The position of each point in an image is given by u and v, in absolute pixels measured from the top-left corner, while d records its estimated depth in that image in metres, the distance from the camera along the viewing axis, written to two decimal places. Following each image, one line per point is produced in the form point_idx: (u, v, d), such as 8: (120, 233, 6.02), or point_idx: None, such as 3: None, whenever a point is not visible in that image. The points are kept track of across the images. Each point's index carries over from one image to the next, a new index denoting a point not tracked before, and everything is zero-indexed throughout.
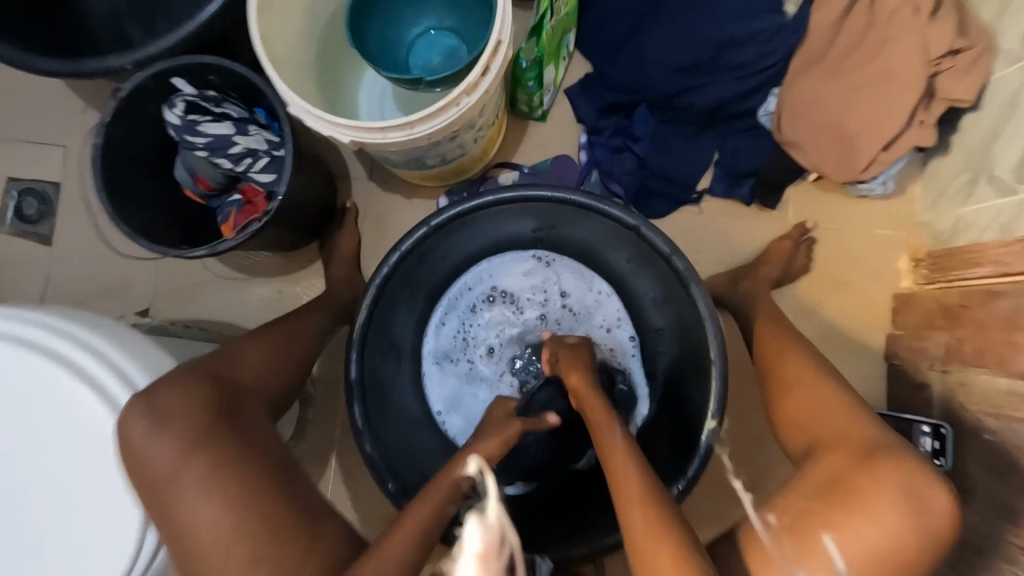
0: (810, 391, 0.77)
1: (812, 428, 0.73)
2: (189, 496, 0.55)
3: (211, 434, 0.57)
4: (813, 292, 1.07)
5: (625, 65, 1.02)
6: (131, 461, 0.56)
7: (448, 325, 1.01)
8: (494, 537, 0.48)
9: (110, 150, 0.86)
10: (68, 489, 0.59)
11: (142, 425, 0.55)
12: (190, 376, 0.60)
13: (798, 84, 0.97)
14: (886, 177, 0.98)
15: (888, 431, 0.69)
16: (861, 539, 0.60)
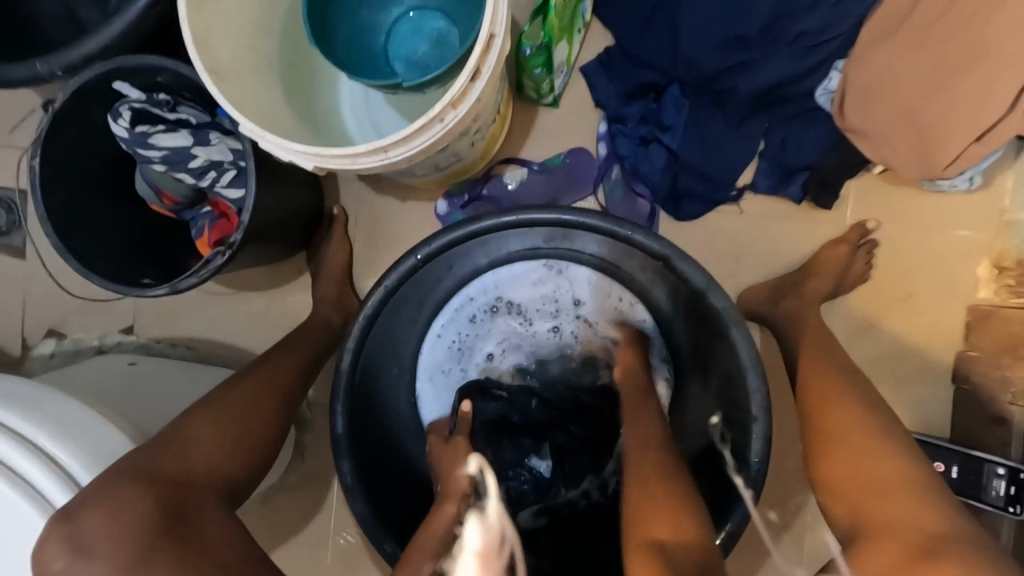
0: (860, 452, 0.65)
1: (860, 503, 0.62)
2: None
3: (145, 550, 0.50)
4: (872, 304, 0.92)
5: (655, 37, 0.85)
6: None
7: (447, 337, 0.88)
8: (494, 534, 0.52)
9: (52, 174, 0.75)
10: None
11: (63, 559, 0.48)
12: (121, 474, 0.51)
13: (868, 59, 0.78)
14: (974, 174, 0.81)
15: (959, 521, 0.57)
16: None
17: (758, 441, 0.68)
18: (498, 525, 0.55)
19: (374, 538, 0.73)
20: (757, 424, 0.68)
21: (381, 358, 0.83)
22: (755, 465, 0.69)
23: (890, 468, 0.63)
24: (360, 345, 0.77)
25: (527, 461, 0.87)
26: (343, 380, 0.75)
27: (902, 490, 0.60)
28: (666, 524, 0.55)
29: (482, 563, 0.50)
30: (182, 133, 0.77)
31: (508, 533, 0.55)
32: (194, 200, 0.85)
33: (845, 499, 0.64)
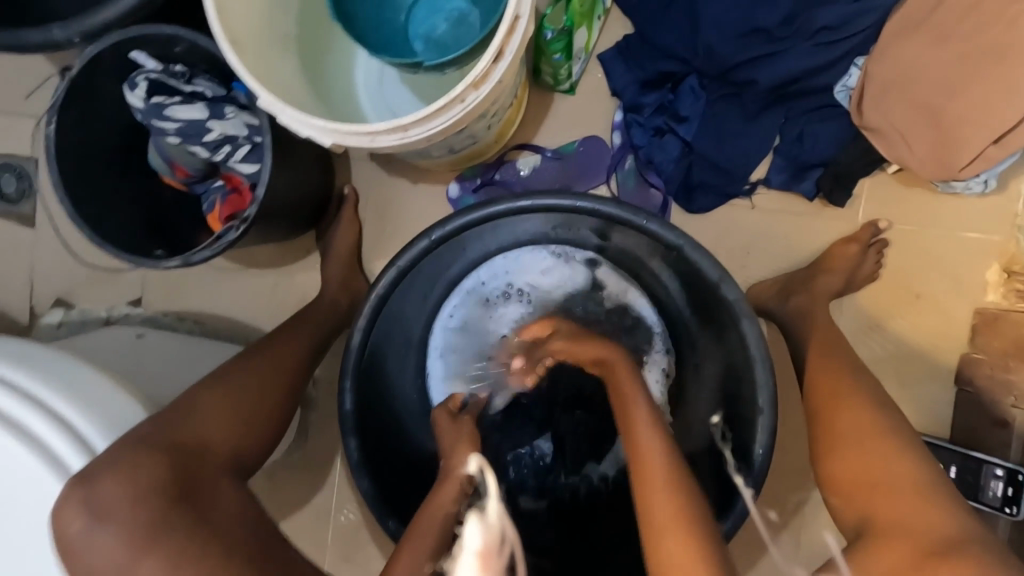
0: (871, 453, 0.65)
1: (869, 503, 0.62)
2: None
3: (165, 521, 0.50)
4: (879, 304, 0.92)
5: (676, 26, 0.85)
6: (73, 557, 0.49)
7: (458, 318, 0.89)
8: (494, 537, 0.50)
9: (64, 141, 0.74)
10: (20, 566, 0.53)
11: (79, 523, 0.48)
12: (136, 451, 0.50)
13: (890, 57, 0.78)
14: (990, 176, 0.81)
15: (967, 525, 0.57)
16: None
17: (762, 438, 0.69)
18: (499, 524, 0.52)
19: (376, 516, 0.74)
20: (762, 420, 0.69)
21: (390, 338, 0.84)
22: (758, 461, 0.69)
23: (902, 471, 0.63)
24: (370, 325, 0.76)
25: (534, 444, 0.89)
26: (353, 363, 0.75)
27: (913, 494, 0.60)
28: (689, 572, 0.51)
29: (481, 563, 0.49)
30: (197, 106, 0.77)
31: (508, 534, 0.53)
32: (206, 174, 0.85)
33: (853, 499, 0.64)
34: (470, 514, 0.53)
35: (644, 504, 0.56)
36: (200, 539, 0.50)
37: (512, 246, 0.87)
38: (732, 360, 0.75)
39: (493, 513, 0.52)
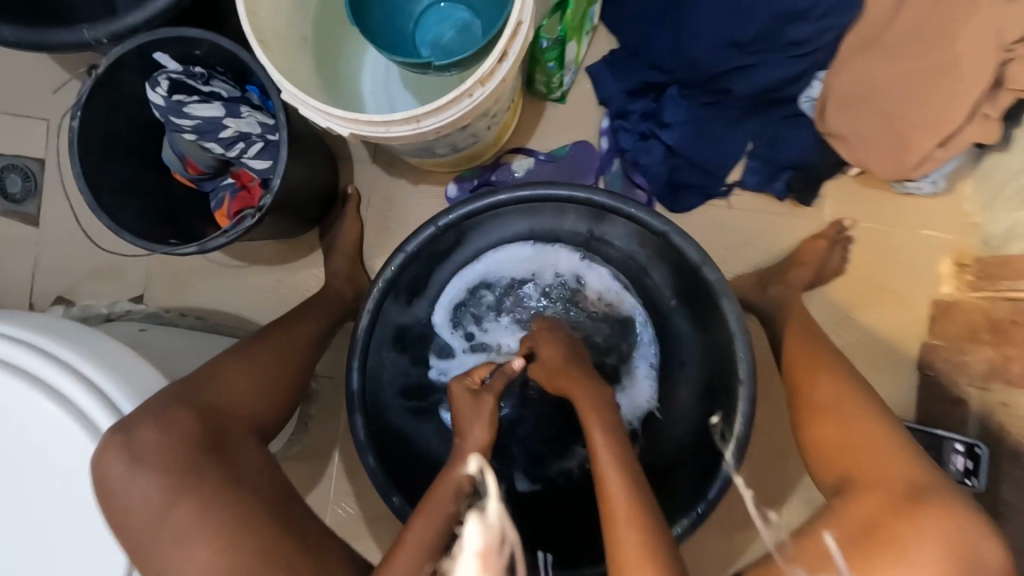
0: (848, 421, 0.70)
1: (845, 464, 0.67)
2: (174, 539, 0.51)
3: (199, 468, 0.53)
4: (847, 296, 1.00)
5: (658, 40, 0.93)
6: (110, 500, 0.51)
7: (450, 327, 0.92)
8: (494, 537, 0.49)
9: (85, 135, 0.79)
10: (41, 527, 0.55)
11: (119, 466, 0.51)
12: (172, 408, 0.54)
13: (850, 70, 0.88)
14: (937, 176, 0.90)
15: (933, 472, 0.63)
16: None
17: (742, 413, 0.74)
18: (499, 525, 0.51)
19: (381, 492, 0.77)
20: (743, 388, 0.74)
21: (393, 327, 0.87)
22: (735, 436, 0.75)
23: (877, 434, 0.68)
24: (375, 309, 0.81)
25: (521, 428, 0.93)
26: (359, 347, 0.79)
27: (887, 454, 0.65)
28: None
29: (481, 565, 0.48)
30: (215, 105, 0.82)
31: (509, 533, 0.52)
32: (216, 171, 0.89)
33: (832, 461, 0.69)
34: (469, 514, 0.52)
35: (611, 537, 0.60)
36: (232, 486, 0.53)
37: (507, 243, 0.91)
38: (716, 341, 0.81)
39: (492, 514, 0.51)
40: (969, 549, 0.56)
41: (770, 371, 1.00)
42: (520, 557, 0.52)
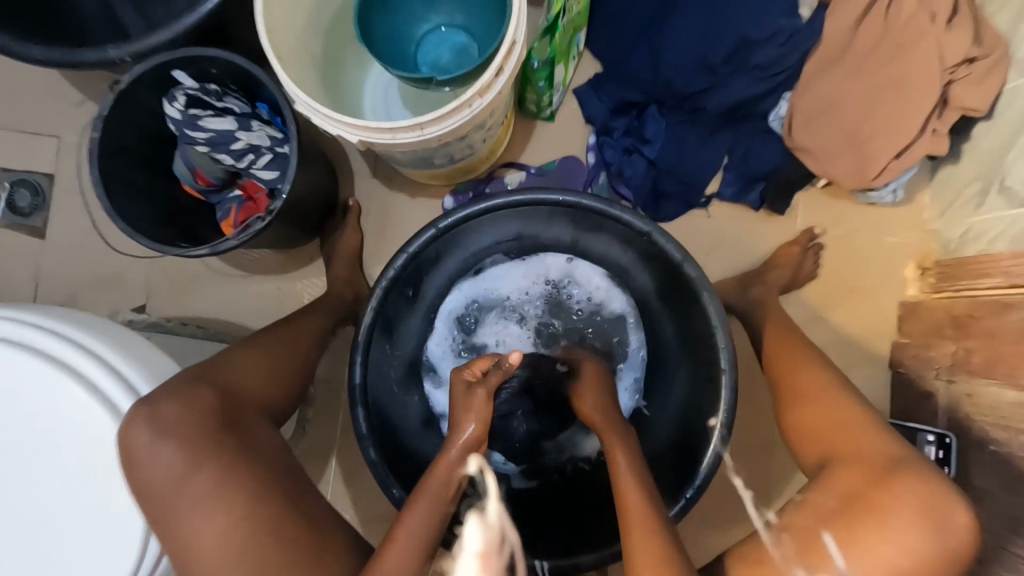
0: (829, 402, 0.74)
1: (827, 443, 0.70)
2: (193, 508, 0.54)
3: (219, 447, 0.56)
4: (821, 299, 1.06)
5: (639, 63, 1.01)
6: (134, 468, 0.54)
7: (447, 340, 0.97)
8: (494, 537, 0.50)
9: (104, 145, 0.84)
10: (61, 501, 0.58)
11: (145, 436, 0.54)
12: (191, 386, 0.57)
13: (815, 88, 0.96)
14: (897, 186, 0.98)
15: (906, 447, 0.66)
16: (876, 555, 0.58)
17: (724, 400, 0.79)
18: (498, 524, 0.52)
19: (382, 484, 0.79)
20: (726, 377, 0.78)
21: (392, 328, 0.90)
22: (716, 428, 0.79)
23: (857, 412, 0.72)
24: (378, 308, 0.84)
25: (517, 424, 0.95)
26: (360, 345, 0.82)
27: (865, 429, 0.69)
28: None
29: (481, 565, 0.49)
30: (228, 119, 0.87)
31: (508, 532, 0.53)
32: (225, 183, 0.94)
33: (814, 441, 0.72)
34: (469, 515, 0.53)
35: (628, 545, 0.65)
36: (247, 458, 0.57)
37: (499, 255, 0.97)
38: (697, 334, 0.86)
39: (492, 513, 0.51)
40: (942, 515, 0.59)
41: (751, 370, 1.05)
42: (519, 556, 0.53)
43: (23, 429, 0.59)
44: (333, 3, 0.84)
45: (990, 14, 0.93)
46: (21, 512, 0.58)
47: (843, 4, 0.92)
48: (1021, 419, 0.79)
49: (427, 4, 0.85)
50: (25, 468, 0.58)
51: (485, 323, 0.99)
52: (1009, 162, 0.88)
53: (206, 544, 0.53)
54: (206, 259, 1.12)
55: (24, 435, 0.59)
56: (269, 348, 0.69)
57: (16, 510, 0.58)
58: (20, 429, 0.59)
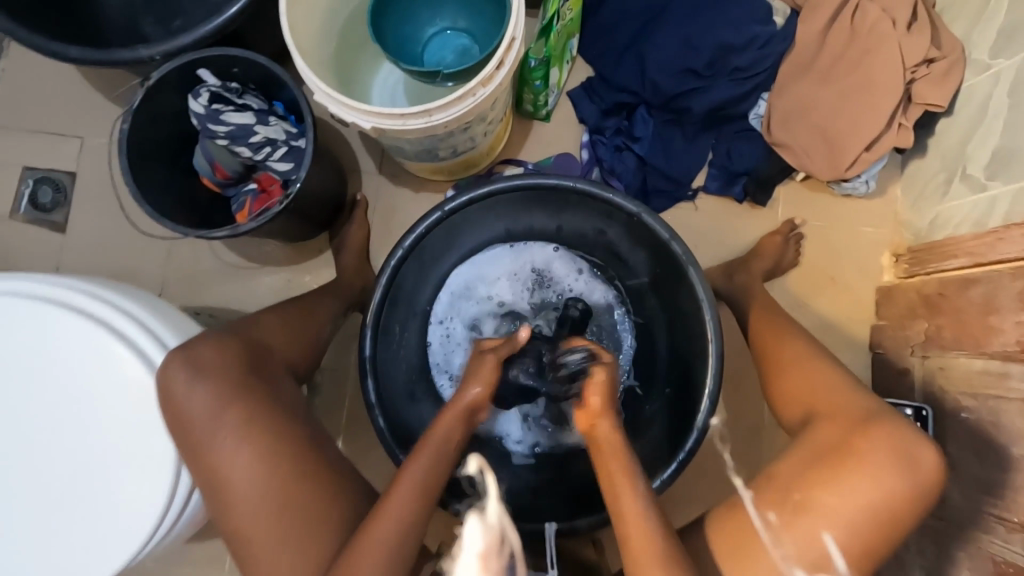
0: (810, 367, 0.77)
1: (808, 402, 0.74)
2: (223, 440, 0.63)
3: (245, 386, 0.65)
4: (803, 286, 1.12)
5: (628, 66, 1.09)
6: (172, 405, 0.63)
7: (439, 329, 1.03)
8: (494, 537, 0.51)
9: (132, 137, 0.90)
10: (104, 439, 0.67)
11: (183, 376, 0.63)
12: (223, 335, 0.68)
13: (790, 88, 1.04)
14: (868, 177, 1.05)
15: (876, 399, 0.70)
16: (855, 494, 0.63)
17: (712, 369, 0.84)
18: (499, 523, 0.53)
19: (387, 448, 0.84)
20: (711, 345, 0.84)
21: (398, 310, 0.95)
22: (705, 398, 0.84)
23: (837, 383, 0.74)
24: (387, 284, 0.89)
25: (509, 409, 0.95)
26: (371, 322, 0.88)
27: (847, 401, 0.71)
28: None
29: (482, 564, 0.51)
30: (247, 114, 0.94)
31: (509, 530, 0.54)
32: (241, 176, 1.00)
33: (795, 400, 0.76)
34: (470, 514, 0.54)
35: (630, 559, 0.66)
36: (265, 405, 0.65)
37: (490, 244, 1.03)
38: (683, 312, 0.92)
39: (493, 513, 0.53)
40: (910, 454, 0.65)
41: (739, 354, 1.10)
42: (521, 555, 0.54)
43: (67, 380, 0.68)
44: (347, 8, 0.92)
45: (948, 21, 1.01)
46: (69, 450, 0.67)
47: (813, 14, 1.00)
48: (989, 386, 0.84)
49: (433, 10, 0.93)
50: (70, 413, 0.68)
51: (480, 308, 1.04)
52: (969, 152, 0.95)
53: (235, 475, 0.62)
54: (218, 252, 1.15)
55: (67, 387, 0.68)
56: (287, 315, 0.77)
57: (63, 449, 0.68)
58: (66, 383, 0.68)
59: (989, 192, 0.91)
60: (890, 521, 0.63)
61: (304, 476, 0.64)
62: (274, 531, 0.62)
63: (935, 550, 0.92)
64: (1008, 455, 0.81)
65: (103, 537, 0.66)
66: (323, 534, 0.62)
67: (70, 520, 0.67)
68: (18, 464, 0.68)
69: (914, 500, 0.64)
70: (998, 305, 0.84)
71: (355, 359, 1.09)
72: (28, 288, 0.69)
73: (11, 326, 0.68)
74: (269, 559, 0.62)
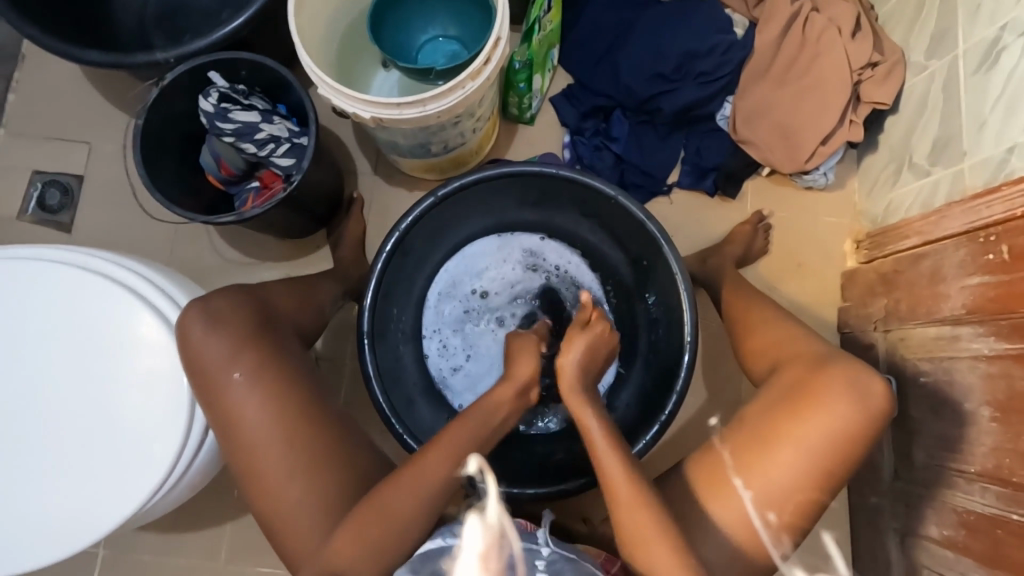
0: (777, 327, 0.89)
1: (774, 357, 0.85)
2: (232, 382, 0.73)
3: (253, 335, 0.76)
4: (773, 272, 1.20)
5: (605, 72, 1.19)
6: (187, 348, 0.74)
7: (434, 342, 1.10)
8: (494, 535, 0.61)
9: (144, 133, 0.97)
10: (125, 389, 0.76)
11: (199, 322, 0.74)
12: (237, 293, 0.79)
13: (751, 91, 1.13)
14: (826, 169, 1.15)
15: (831, 346, 0.82)
16: (818, 426, 0.73)
17: (689, 332, 0.90)
18: (497, 524, 0.63)
19: (384, 418, 0.89)
20: (686, 313, 0.90)
21: (396, 293, 1.01)
22: (683, 365, 0.90)
23: (804, 353, 0.82)
24: (383, 268, 0.94)
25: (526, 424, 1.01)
26: (367, 304, 0.93)
27: (818, 381, 0.75)
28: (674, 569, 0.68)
29: (483, 563, 0.59)
30: (253, 113, 1.01)
31: (508, 529, 0.63)
32: (244, 173, 1.07)
33: (764, 358, 0.87)
34: (473, 518, 0.63)
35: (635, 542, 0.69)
36: (271, 354, 0.76)
37: (476, 238, 1.11)
38: (661, 290, 0.97)
39: (492, 515, 0.62)
40: (861, 385, 0.74)
41: (716, 336, 1.17)
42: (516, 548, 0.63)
43: (92, 337, 0.77)
44: (348, 15, 1.01)
45: (889, 30, 1.13)
46: (92, 400, 0.76)
47: (768, 24, 1.11)
48: (942, 349, 0.91)
49: (426, 19, 1.03)
50: (95, 366, 0.77)
51: (468, 307, 1.11)
52: (914, 143, 1.05)
53: (249, 413, 0.73)
54: (219, 248, 1.20)
55: (91, 344, 0.77)
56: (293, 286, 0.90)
57: (88, 399, 0.76)
58: (91, 340, 0.77)
59: (932, 177, 1.00)
60: (851, 445, 0.73)
61: (300, 407, 0.74)
62: (285, 465, 0.72)
63: (904, 512, 0.98)
64: (963, 410, 0.87)
65: (120, 479, 0.74)
66: (327, 468, 0.73)
67: (91, 463, 0.75)
68: (43, 415, 0.76)
69: (869, 424, 0.73)
70: (944, 274, 0.92)
71: (352, 347, 1.13)
72: (64, 258, 0.79)
73: (45, 290, 0.78)
74: (281, 491, 0.72)
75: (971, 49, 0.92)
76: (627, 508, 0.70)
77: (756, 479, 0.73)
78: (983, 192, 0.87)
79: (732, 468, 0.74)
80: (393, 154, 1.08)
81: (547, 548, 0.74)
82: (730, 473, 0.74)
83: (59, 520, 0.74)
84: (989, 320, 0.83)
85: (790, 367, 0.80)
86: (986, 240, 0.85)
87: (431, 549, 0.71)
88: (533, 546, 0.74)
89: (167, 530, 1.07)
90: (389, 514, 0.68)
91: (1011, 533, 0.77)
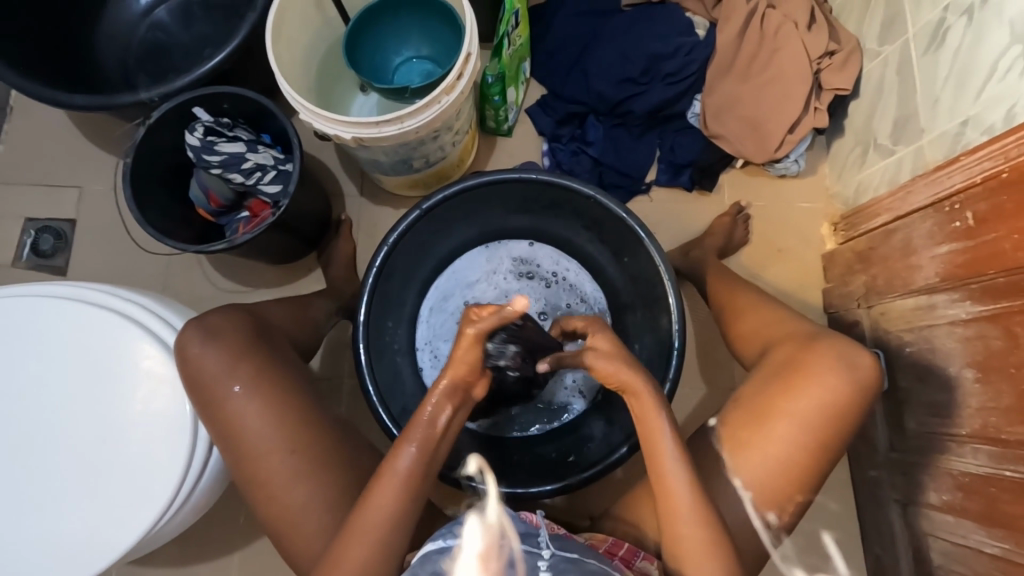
0: (764, 311, 0.92)
1: (764, 339, 0.88)
2: (234, 399, 0.75)
3: (252, 351, 0.78)
4: (755, 259, 1.23)
5: (575, 81, 1.23)
6: (189, 365, 0.75)
7: (427, 353, 1.12)
8: (494, 535, 0.63)
9: (132, 170, 1.00)
10: (129, 415, 0.78)
11: (197, 340, 0.76)
12: (233, 311, 0.81)
13: (717, 87, 1.18)
14: (797, 156, 1.20)
15: (816, 325, 0.85)
16: (810, 401, 0.75)
17: (676, 314, 0.92)
18: (497, 524, 0.65)
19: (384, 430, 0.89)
20: (672, 301, 0.92)
21: (389, 307, 1.04)
22: (673, 354, 0.91)
23: (792, 332, 0.85)
24: (374, 283, 0.95)
25: (535, 427, 1.05)
26: (361, 320, 0.93)
27: (804, 381, 0.76)
28: (704, 557, 0.70)
29: (483, 564, 0.60)
30: (239, 143, 1.03)
31: (508, 528, 0.65)
32: (233, 204, 1.09)
33: (753, 341, 0.90)
34: (472, 519, 0.65)
35: (673, 532, 0.71)
36: (269, 367, 0.77)
37: (465, 250, 1.14)
38: (644, 281, 1.00)
39: (492, 515, 0.65)
40: (849, 358, 0.77)
41: (704, 326, 1.19)
42: (523, 555, 0.63)
43: (94, 367, 0.79)
44: (324, 43, 1.05)
45: (843, 21, 1.18)
46: (97, 428, 0.78)
47: (727, 23, 1.15)
48: (923, 319, 0.93)
49: (399, 42, 1.07)
50: (98, 395, 0.78)
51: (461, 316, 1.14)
52: (876, 124, 1.09)
53: (251, 426, 0.74)
54: (212, 278, 1.22)
55: (95, 373, 0.79)
56: (289, 308, 0.93)
57: (92, 428, 0.78)
58: (94, 369, 0.79)
59: (896, 155, 1.04)
60: (843, 419, 0.75)
61: (305, 422, 0.76)
62: (290, 471, 0.74)
63: (905, 480, 0.99)
64: (946, 375, 0.90)
65: (125, 504, 0.75)
66: (327, 476, 0.75)
67: (98, 488, 0.76)
68: (49, 447, 0.77)
69: (858, 396, 0.75)
70: (915, 246, 0.95)
71: (349, 364, 1.15)
72: (65, 292, 0.82)
73: (48, 324, 0.80)
74: (287, 495, 0.74)
75: (919, 32, 0.97)
76: (671, 487, 0.71)
77: (750, 475, 0.75)
78: (944, 163, 0.91)
79: (722, 465, 0.77)
80: (375, 172, 1.11)
81: (549, 550, 0.65)
82: (727, 468, 0.76)
83: (65, 549, 0.75)
84: (962, 285, 0.86)
85: (776, 367, 0.79)
86: (950, 210, 0.88)
87: (432, 551, 0.65)
88: (533, 548, 0.65)
89: (177, 562, 1.07)
90: (388, 507, 0.68)
91: (1005, 489, 0.80)
